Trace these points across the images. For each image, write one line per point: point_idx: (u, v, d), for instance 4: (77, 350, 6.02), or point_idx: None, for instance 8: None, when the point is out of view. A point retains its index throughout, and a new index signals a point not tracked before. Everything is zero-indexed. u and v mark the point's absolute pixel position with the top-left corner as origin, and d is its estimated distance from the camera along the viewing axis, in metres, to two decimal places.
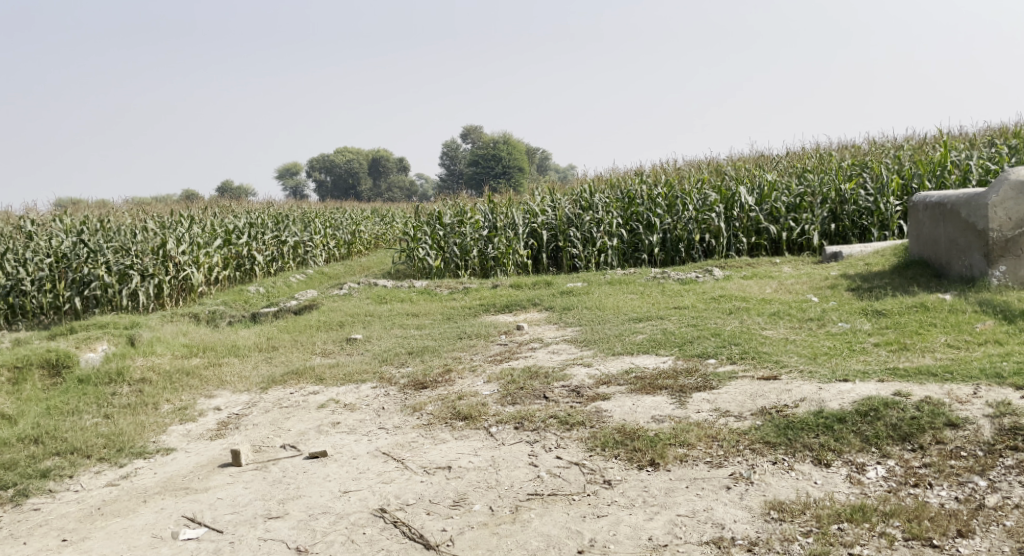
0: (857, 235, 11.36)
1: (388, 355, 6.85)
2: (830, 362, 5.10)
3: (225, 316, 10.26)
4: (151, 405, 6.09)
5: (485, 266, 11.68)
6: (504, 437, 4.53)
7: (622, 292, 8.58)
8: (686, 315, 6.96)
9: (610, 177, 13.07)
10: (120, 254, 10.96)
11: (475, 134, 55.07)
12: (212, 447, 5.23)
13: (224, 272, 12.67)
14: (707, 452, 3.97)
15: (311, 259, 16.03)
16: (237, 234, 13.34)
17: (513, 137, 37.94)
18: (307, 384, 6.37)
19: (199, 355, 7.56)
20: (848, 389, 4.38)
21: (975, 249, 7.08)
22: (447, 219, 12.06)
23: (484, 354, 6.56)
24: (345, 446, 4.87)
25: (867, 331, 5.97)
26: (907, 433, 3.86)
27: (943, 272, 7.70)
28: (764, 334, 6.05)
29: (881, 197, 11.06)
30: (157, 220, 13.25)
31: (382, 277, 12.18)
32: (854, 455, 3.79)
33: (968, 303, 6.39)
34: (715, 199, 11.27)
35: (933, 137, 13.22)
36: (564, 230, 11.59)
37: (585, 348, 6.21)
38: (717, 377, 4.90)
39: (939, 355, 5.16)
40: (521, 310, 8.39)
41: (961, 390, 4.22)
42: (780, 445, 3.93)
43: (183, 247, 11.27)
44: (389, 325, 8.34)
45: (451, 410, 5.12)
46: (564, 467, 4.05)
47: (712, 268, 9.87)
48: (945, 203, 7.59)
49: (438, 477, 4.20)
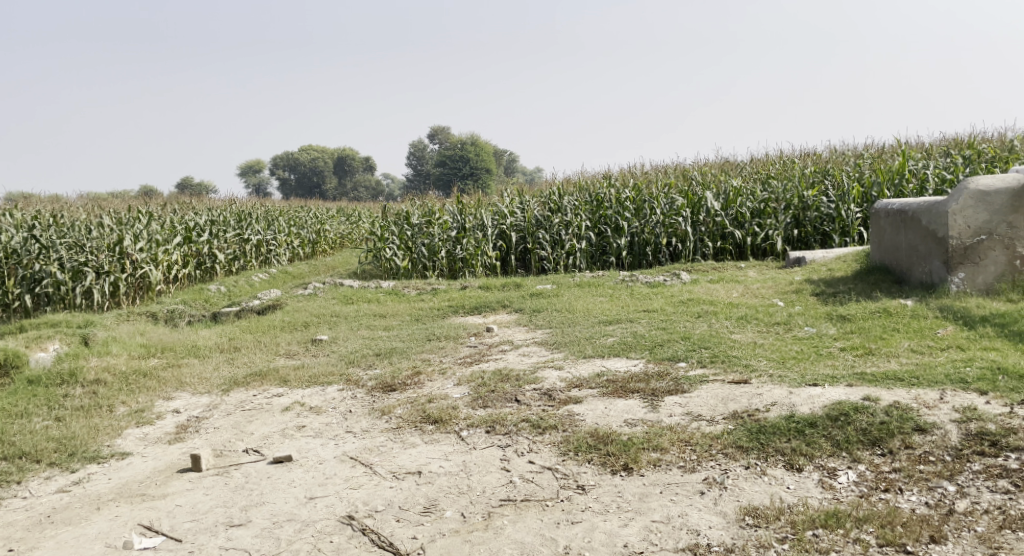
0: (819, 241, 11.52)
1: (355, 357, 6.75)
2: (798, 366, 5.13)
3: (185, 315, 10.05)
4: (106, 408, 5.92)
5: (454, 267, 11.60)
6: (475, 441, 4.48)
7: (590, 294, 8.58)
8: (655, 318, 6.97)
9: (578, 179, 13.08)
10: (74, 250, 10.73)
11: (443, 135, 54.94)
12: (170, 452, 5.10)
13: (183, 270, 12.42)
14: (681, 456, 3.96)
15: (274, 257, 15.81)
16: (197, 232, 13.09)
17: (479, 139, 37.92)
18: (271, 386, 6.24)
19: (157, 355, 7.39)
20: (818, 393, 4.40)
21: (935, 256, 7.20)
22: (414, 219, 11.98)
23: (453, 356, 6.50)
24: (311, 451, 4.77)
25: (833, 335, 6.04)
26: (877, 438, 3.89)
27: (903, 278, 7.82)
28: (733, 337, 6.07)
29: (842, 204, 11.18)
30: (114, 216, 12.95)
31: (348, 277, 12.04)
32: (825, 460, 3.81)
33: (930, 309, 6.49)
34: (682, 204, 11.35)
35: (892, 147, 13.47)
36: (533, 232, 11.58)
37: (555, 351, 6.18)
38: (688, 381, 4.90)
39: (904, 360, 5.23)
40: (490, 312, 8.34)
41: (928, 395, 4.27)
42: (753, 449, 3.93)
43: (141, 244, 11.03)
44: (355, 327, 8.23)
45: (421, 413, 5.05)
46: (536, 472, 4.01)
47: (679, 272, 9.92)
48: (907, 210, 7.71)
49: (408, 482, 4.13)
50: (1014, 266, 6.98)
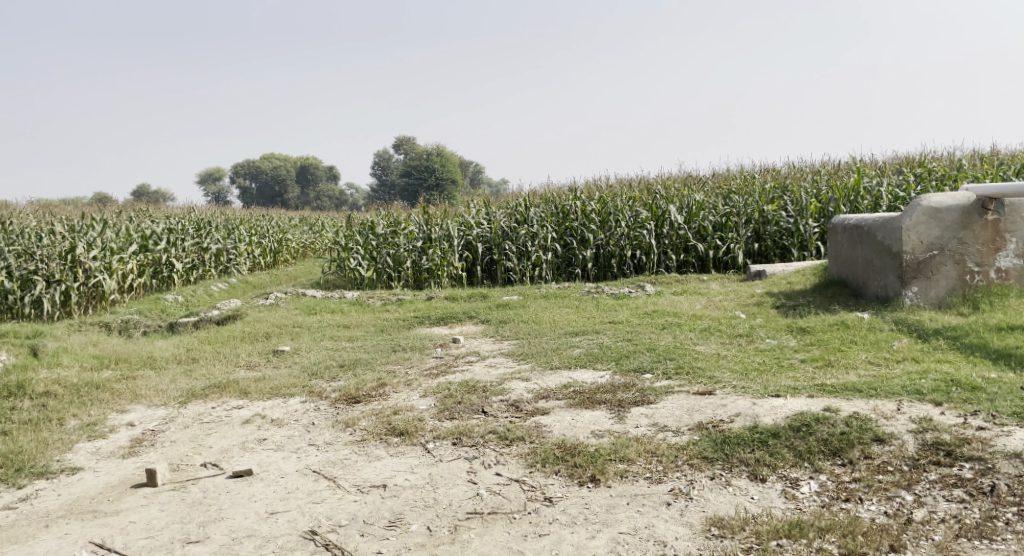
0: (779, 255, 11.72)
1: (319, 368, 6.69)
2: (761, 378, 5.21)
3: (141, 325, 9.86)
4: (56, 421, 5.78)
5: (419, 278, 11.56)
6: (442, 453, 4.46)
7: (556, 306, 8.61)
8: (620, 329, 7.02)
9: (543, 192, 13.14)
10: (23, 259, 10.52)
11: (408, 146, 54.86)
12: (124, 467, 4.99)
13: (140, 279, 12.20)
14: (647, 467, 3.99)
15: (234, 267, 15.60)
16: (155, 240, 12.87)
17: (445, 149, 37.91)
18: (231, 398, 6.15)
19: (111, 367, 7.23)
20: (780, 404, 4.48)
21: (890, 270, 7.37)
22: (380, 229, 11.95)
23: (419, 368, 6.47)
24: (272, 464, 4.71)
25: (793, 347, 6.14)
26: (837, 448, 3.96)
27: (860, 291, 8.00)
28: (697, 349, 6.15)
29: (801, 219, 11.45)
30: (67, 223, 12.66)
31: (312, 287, 11.92)
32: (788, 470, 3.87)
33: (885, 322, 6.64)
34: (646, 217, 11.48)
35: (848, 163, 13.78)
36: (499, 243, 11.60)
37: (522, 362, 6.20)
38: (653, 392, 4.95)
39: (862, 371, 5.34)
40: (456, 323, 8.32)
41: (886, 406, 4.37)
42: (717, 460, 3.98)
43: (95, 252, 10.82)
44: (319, 337, 8.15)
45: (386, 425, 5.02)
46: (503, 484, 4.01)
47: (643, 284, 10.01)
48: (863, 226, 7.89)
49: (373, 496, 4.10)
50: (964, 280, 7.16)
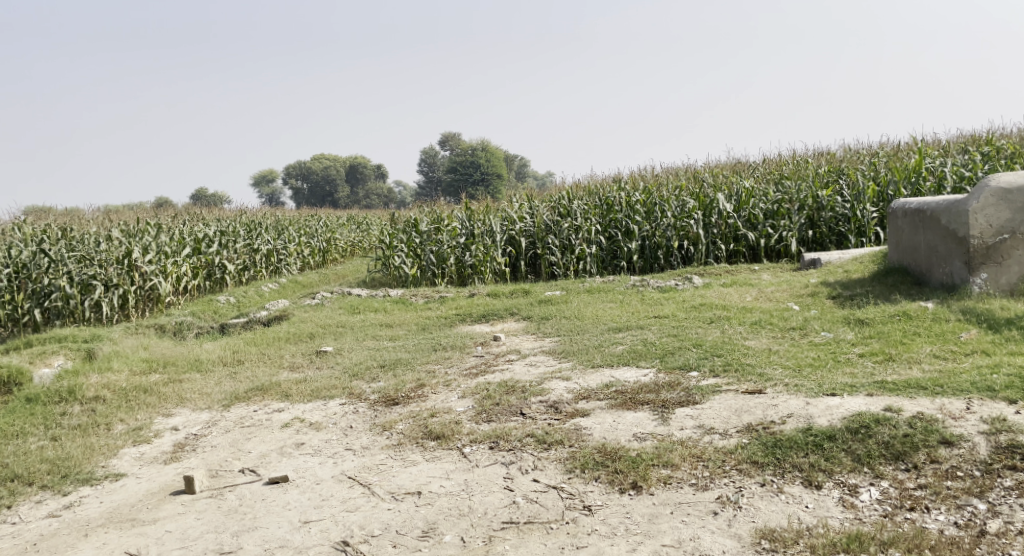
0: (835, 242, 11.28)
1: (359, 369, 6.59)
2: (815, 375, 4.92)
3: (193, 327, 9.95)
4: (104, 426, 5.79)
5: (463, 274, 11.46)
6: (478, 458, 4.30)
7: (599, 301, 8.38)
8: (666, 324, 6.77)
9: (588, 184, 12.86)
10: (82, 264, 10.59)
11: (454, 142, 54.97)
12: (165, 473, 4.95)
13: (193, 281, 12.33)
14: (692, 473, 3.77)
15: (284, 267, 15.73)
16: (207, 243, 13.01)
17: (491, 144, 37.84)
18: (273, 401, 6.09)
19: (160, 370, 7.25)
20: (837, 404, 4.19)
21: (956, 257, 6.97)
22: (423, 226, 11.81)
23: (459, 367, 6.33)
24: (309, 470, 4.60)
25: (850, 340, 5.82)
26: (900, 452, 3.67)
27: (923, 279, 7.59)
28: (747, 344, 5.87)
29: (858, 204, 10.98)
30: (123, 228, 12.87)
31: (358, 285, 11.88)
32: (846, 476, 3.60)
33: (951, 311, 6.26)
34: (693, 206, 11.14)
35: (908, 144, 13.19)
36: (543, 237, 11.42)
37: (563, 360, 6.00)
38: (700, 391, 4.70)
39: (927, 366, 5.00)
40: (498, 320, 8.16)
41: (953, 405, 4.05)
42: (768, 465, 3.73)
43: (150, 256, 10.94)
44: (361, 337, 8.08)
45: (422, 429, 4.87)
46: (541, 492, 3.83)
47: (692, 276, 9.70)
48: (925, 210, 7.46)
49: (407, 503, 3.96)
50: None
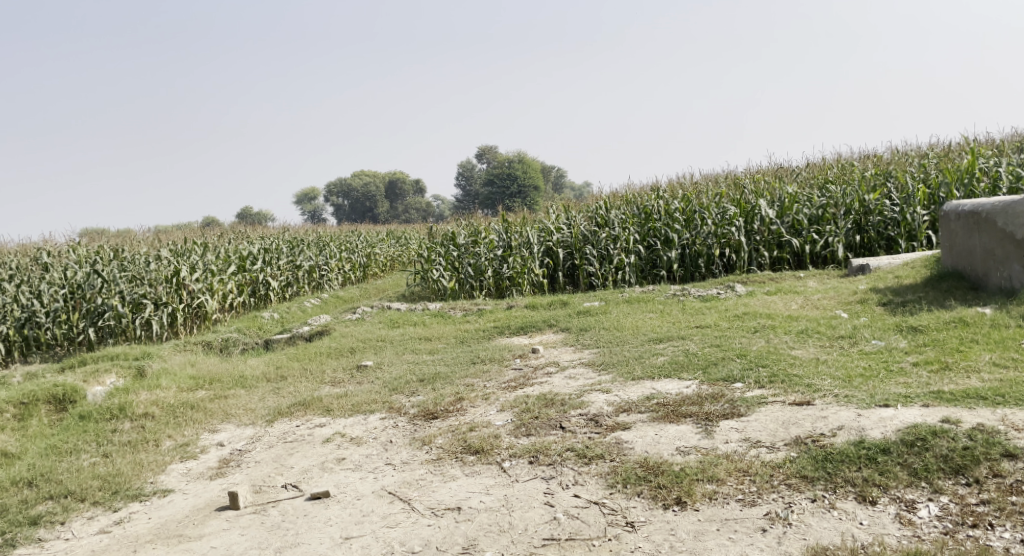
0: (883, 247, 10.98)
1: (399, 383, 6.56)
2: (867, 385, 4.74)
3: (238, 343, 10.04)
4: (152, 442, 5.83)
5: (501, 286, 11.42)
6: (518, 473, 4.21)
7: (641, 311, 8.25)
8: (709, 334, 6.62)
9: (625, 193, 12.73)
10: (133, 283, 10.77)
11: (492, 155, 55.16)
12: (211, 488, 4.96)
13: (239, 298, 12.48)
14: (739, 488, 3.64)
15: (326, 282, 15.84)
16: (251, 260, 13.17)
17: (528, 157, 37.90)
18: (314, 416, 6.08)
19: (206, 387, 7.31)
20: (890, 415, 4.02)
21: (1015, 259, 6.75)
22: (461, 239, 11.81)
23: (498, 380, 6.26)
24: (349, 486, 4.56)
25: (903, 349, 5.62)
26: (960, 466, 3.50)
27: (978, 284, 7.33)
28: (793, 353, 5.70)
29: (907, 207, 10.69)
30: (172, 247, 13.09)
31: (398, 299, 11.90)
32: (902, 491, 3.44)
33: (1009, 317, 6.02)
34: (735, 213, 10.95)
35: (958, 145, 12.82)
36: (581, 247, 11.32)
37: (604, 372, 5.89)
38: (745, 403, 4.56)
39: (987, 375, 4.78)
40: (537, 332, 8.08)
41: (1017, 416, 3.86)
42: (819, 479, 3.58)
43: (197, 275, 11.09)
44: (401, 351, 8.06)
45: (461, 443, 4.80)
46: (582, 507, 3.73)
47: (734, 284, 9.51)
48: (978, 212, 7.21)
49: (447, 519, 3.89)
50: None
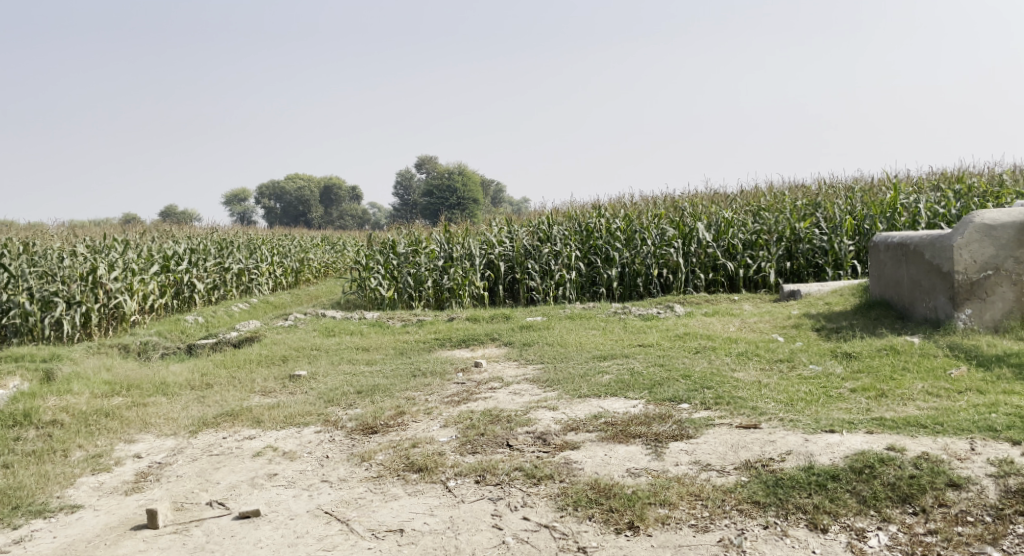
0: (812, 274, 11.27)
1: (335, 394, 6.34)
2: (810, 410, 4.78)
3: (158, 347, 9.61)
4: (60, 453, 5.47)
5: (440, 298, 11.25)
6: (464, 493, 4.08)
7: (582, 328, 8.22)
8: (652, 354, 6.62)
9: (567, 209, 12.73)
10: (43, 280, 10.28)
11: (430, 165, 54.90)
12: (126, 505, 4.66)
13: (160, 300, 11.96)
14: (691, 513, 3.59)
15: (256, 286, 15.38)
16: (175, 260, 12.68)
17: (468, 169, 37.82)
18: (243, 427, 5.82)
19: (122, 394, 6.92)
20: (837, 442, 4.05)
21: (940, 291, 6.91)
22: (401, 248, 11.60)
23: (439, 394, 6.11)
24: (281, 504, 4.35)
25: (841, 374, 5.71)
26: (908, 494, 3.54)
27: (906, 313, 7.53)
28: (736, 376, 5.73)
29: (835, 237, 11.00)
30: (88, 244, 12.48)
31: (332, 307, 11.61)
32: (852, 519, 3.46)
33: (939, 347, 6.19)
34: (673, 235, 11.07)
35: (882, 179, 13.28)
36: (522, 262, 11.28)
37: (549, 389, 5.81)
38: (693, 425, 4.54)
39: (922, 404, 4.88)
40: (478, 345, 7.96)
41: (957, 445, 3.93)
42: (771, 505, 3.57)
43: (116, 273, 10.57)
44: (336, 361, 7.82)
45: (403, 460, 4.64)
46: (532, 531, 3.63)
47: (673, 304, 9.59)
48: (908, 243, 7.43)
49: (388, 542, 3.73)
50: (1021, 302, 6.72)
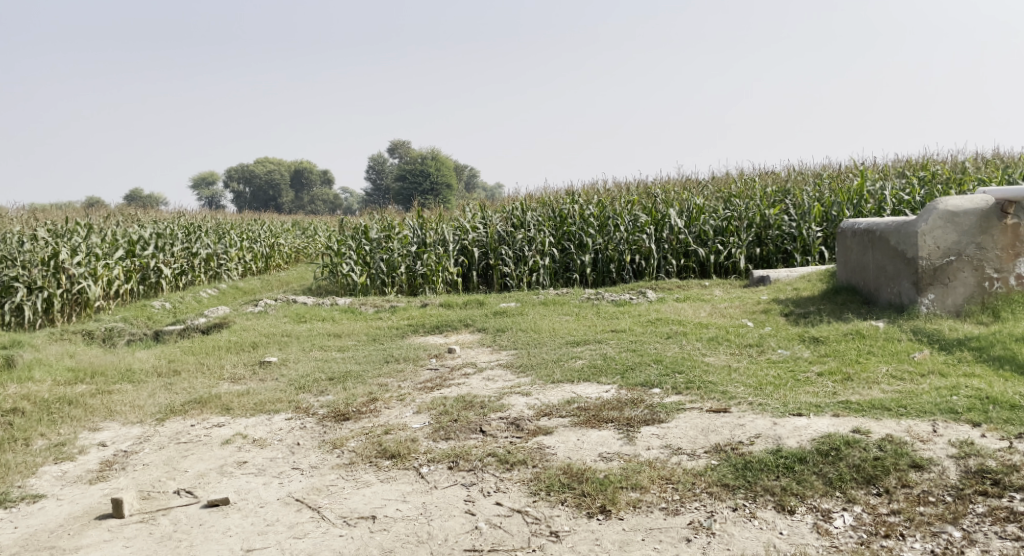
0: (781, 260, 11.41)
1: (307, 381, 6.31)
2: (778, 393, 4.86)
3: (125, 334, 9.48)
4: (22, 442, 5.39)
5: (413, 284, 11.22)
6: (437, 479, 4.10)
7: (554, 313, 8.25)
8: (623, 339, 6.67)
9: (540, 195, 12.74)
10: (4, 265, 10.15)
11: (403, 150, 54.55)
12: (90, 494, 4.61)
13: (126, 286, 11.79)
14: (662, 496, 3.65)
15: (225, 272, 15.21)
16: (141, 245, 12.51)
17: (441, 154, 37.64)
18: (212, 415, 5.78)
19: (86, 381, 6.83)
20: (805, 425, 4.13)
21: (904, 277, 7.05)
22: (373, 233, 11.55)
23: (413, 380, 6.11)
24: (251, 492, 4.34)
25: (808, 359, 5.81)
26: (871, 476, 3.62)
27: (871, 298, 7.67)
28: (706, 361, 5.80)
29: (804, 223, 11.15)
30: (50, 228, 12.25)
31: (303, 293, 11.54)
32: (819, 501, 3.53)
33: (903, 331, 6.31)
34: (645, 221, 11.14)
35: (850, 167, 13.46)
36: (495, 248, 11.28)
37: (522, 375, 5.84)
38: (664, 409, 4.59)
39: (887, 387, 4.98)
40: (451, 331, 7.96)
41: (920, 427, 4.03)
42: (739, 488, 3.64)
43: (79, 258, 10.38)
44: (308, 347, 7.78)
45: (376, 447, 4.65)
46: (505, 516, 3.66)
47: (645, 290, 9.66)
48: (874, 230, 7.55)
49: (360, 529, 3.74)
50: (983, 287, 6.85)
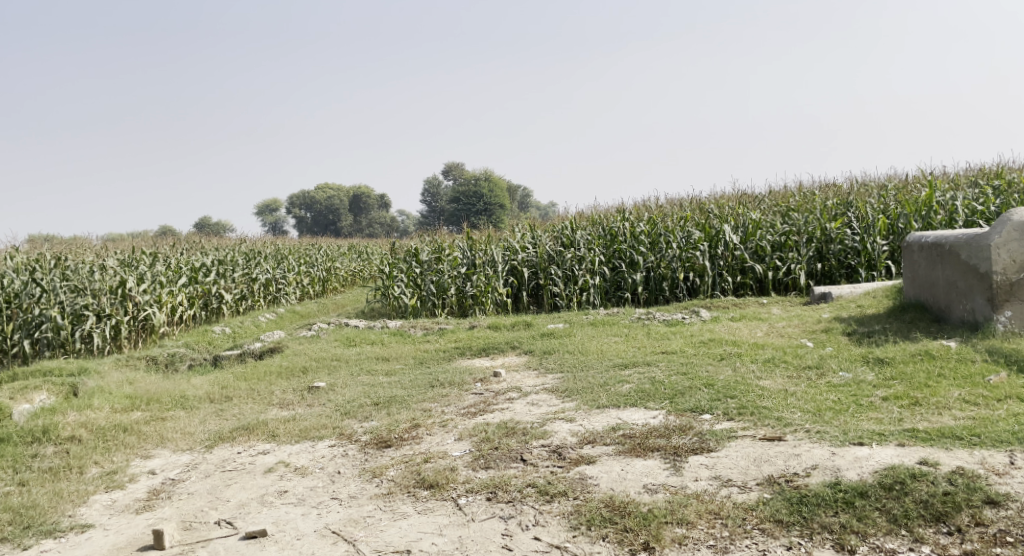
0: (844, 275, 10.96)
1: (351, 407, 6.24)
2: (838, 420, 4.56)
3: (185, 359, 9.62)
4: (76, 469, 5.43)
5: (464, 305, 11.13)
6: (475, 511, 3.94)
7: (605, 334, 8.05)
8: (675, 361, 6.43)
9: (591, 213, 12.55)
10: (75, 293, 10.27)
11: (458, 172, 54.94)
12: (135, 524, 4.59)
13: (190, 311, 11.96)
14: (710, 533, 3.42)
15: (283, 296, 15.40)
16: (203, 272, 12.72)
17: (495, 174, 37.74)
18: (258, 442, 5.74)
19: (142, 408, 6.89)
20: (866, 455, 3.85)
21: (977, 293, 6.64)
22: (424, 255, 11.52)
23: (456, 405, 5.98)
24: (289, 523, 4.25)
25: (871, 382, 5.48)
26: (941, 513, 3.34)
27: (941, 316, 7.26)
28: (761, 384, 5.52)
29: (867, 237, 10.70)
30: (119, 257, 12.58)
31: (356, 316, 11.56)
32: (882, 540, 3.27)
33: (976, 351, 5.92)
34: (699, 238, 10.83)
35: (916, 177, 12.89)
36: (545, 267, 11.12)
37: (567, 399, 5.65)
38: (715, 437, 4.35)
39: (958, 413, 4.64)
40: (499, 354, 7.82)
41: (995, 458, 3.71)
42: (794, 525, 3.39)
43: (145, 286, 10.63)
44: (355, 372, 7.74)
45: (414, 476, 4.51)
46: (543, 552, 3.49)
47: (699, 309, 9.36)
48: (942, 243, 7.15)
49: None
50: None
